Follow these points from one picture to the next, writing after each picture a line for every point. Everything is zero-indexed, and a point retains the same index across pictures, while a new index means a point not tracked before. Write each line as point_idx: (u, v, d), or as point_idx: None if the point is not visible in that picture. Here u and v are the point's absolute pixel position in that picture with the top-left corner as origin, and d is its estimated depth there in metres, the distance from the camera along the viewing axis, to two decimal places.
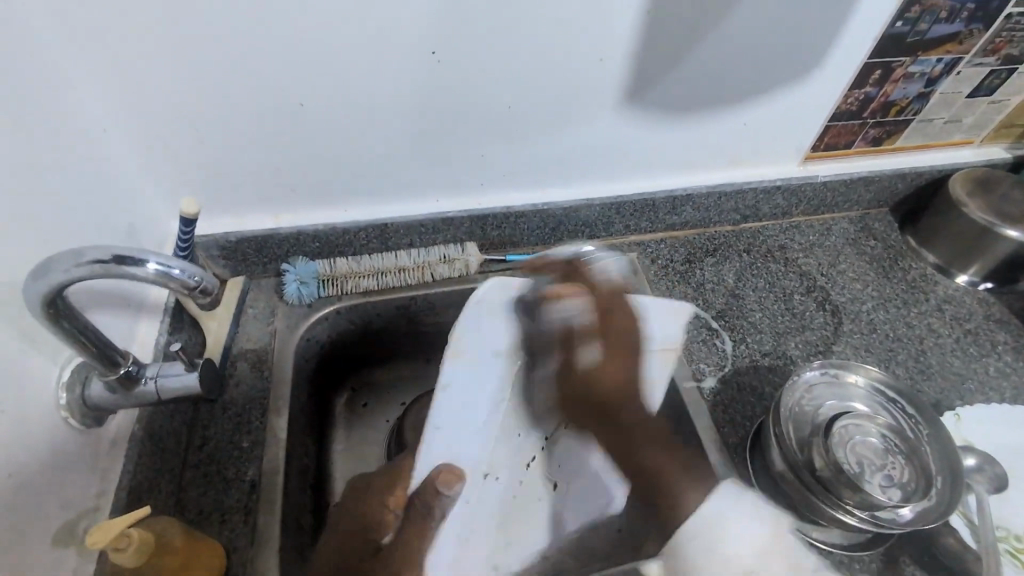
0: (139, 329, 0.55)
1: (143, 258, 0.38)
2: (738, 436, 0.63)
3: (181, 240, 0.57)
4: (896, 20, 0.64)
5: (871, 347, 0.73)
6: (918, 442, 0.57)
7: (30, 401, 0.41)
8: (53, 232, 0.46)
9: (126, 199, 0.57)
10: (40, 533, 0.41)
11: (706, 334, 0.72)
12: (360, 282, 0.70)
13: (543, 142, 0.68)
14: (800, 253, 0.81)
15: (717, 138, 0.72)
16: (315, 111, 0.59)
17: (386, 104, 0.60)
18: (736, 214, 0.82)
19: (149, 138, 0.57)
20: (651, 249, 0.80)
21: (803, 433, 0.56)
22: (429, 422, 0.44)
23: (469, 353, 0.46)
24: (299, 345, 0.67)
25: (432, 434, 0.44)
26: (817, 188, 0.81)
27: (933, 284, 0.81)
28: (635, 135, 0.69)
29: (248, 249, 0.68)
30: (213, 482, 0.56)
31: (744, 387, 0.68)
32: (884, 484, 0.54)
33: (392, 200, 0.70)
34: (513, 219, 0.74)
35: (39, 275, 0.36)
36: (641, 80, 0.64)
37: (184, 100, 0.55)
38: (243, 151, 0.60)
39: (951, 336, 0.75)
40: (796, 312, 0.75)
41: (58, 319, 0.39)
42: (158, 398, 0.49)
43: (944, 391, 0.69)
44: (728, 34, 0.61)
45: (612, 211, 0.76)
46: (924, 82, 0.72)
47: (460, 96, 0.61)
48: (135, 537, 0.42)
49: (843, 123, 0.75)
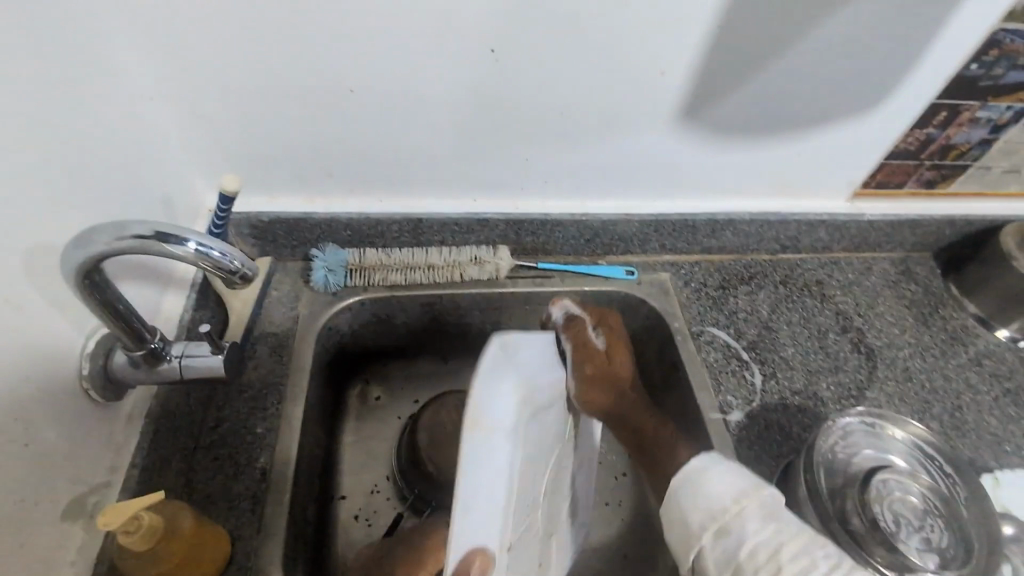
0: (166, 303, 0.55)
1: (185, 237, 0.36)
2: (762, 475, 0.61)
3: (217, 218, 0.55)
4: (971, 63, 0.62)
5: (905, 396, 0.70)
6: (957, 506, 0.55)
7: (53, 370, 0.40)
8: (89, 197, 0.45)
9: (164, 171, 0.56)
10: (46, 505, 0.40)
11: (735, 365, 0.70)
12: (389, 275, 0.68)
13: (592, 151, 0.66)
14: (838, 291, 0.79)
15: (768, 166, 0.70)
16: (363, 95, 0.57)
17: (434, 98, 0.58)
18: (776, 244, 0.79)
19: (187, 108, 0.56)
20: (685, 271, 0.78)
21: (835, 482, 0.55)
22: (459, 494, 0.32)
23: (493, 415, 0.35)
24: (321, 333, 0.66)
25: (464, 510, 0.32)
26: (862, 227, 0.79)
27: (973, 337, 0.78)
28: (685, 154, 0.67)
29: (279, 231, 0.66)
30: (223, 466, 0.55)
31: (772, 425, 0.65)
32: (921, 548, 0.51)
33: (429, 195, 0.68)
34: (549, 227, 0.72)
35: (84, 242, 0.35)
36: (698, 96, 0.61)
37: (231, 74, 0.54)
38: (287, 132, 0.59)
39: (990, 395, 0.72)
40: (830, 351, 0.73)
41: (91, 289, 0.38)
42: (181, 376, 0.48)
43: (978, 449, 0.67)
44: (797, 62, 0.59)
45: (651, 229, 0.74)
46: (990, 128, 0.70)
47: (514, 98, 0.59)
48: (145, 521, 0.40)
49: (898, 162, 0.72)
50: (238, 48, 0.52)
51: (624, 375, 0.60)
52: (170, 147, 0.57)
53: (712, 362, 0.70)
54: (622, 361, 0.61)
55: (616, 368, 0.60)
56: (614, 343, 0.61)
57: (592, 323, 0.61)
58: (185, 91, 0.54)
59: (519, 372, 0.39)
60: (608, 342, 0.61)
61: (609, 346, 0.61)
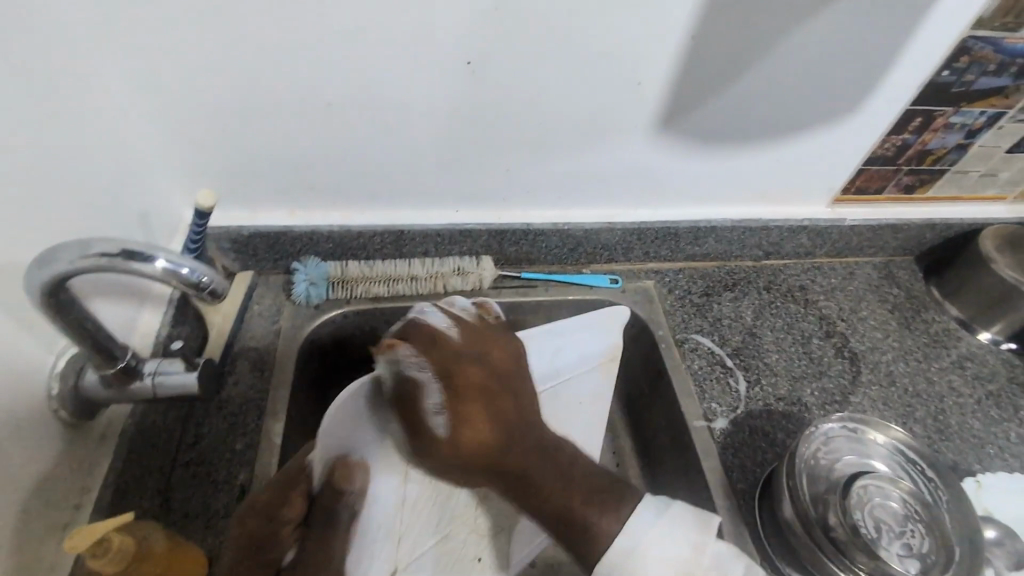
0: (142, 319, 0.54)
1: (153, 254, 0.36)
2: (747, 482, 0.61)
3: (193, 233, 0.54)
4: (943, 69, 0.63)
5: (889, 401, 0.70)
6: (938, 510, 0.55)
7: (24, 390, 0.40)
8: (61, 214, 0.45)
9: (141, 187, 0.56)
10: (14, 528, 0.39)
11: (720, 372, 0.70)
12: (372, 288, 0.68)
13: (573, 161, 0.66)
14: (820, 296, 0.79)
15: (747, 173, 0.71)
16: (341, 109, 0.57)
17: (411, 111, 0.58)
18: (759, 250, 0.80)
19: (164, 124, 0.56)
20: (669, 279, 0.78)
21: (817, 488, 0.55)
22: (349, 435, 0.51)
23: None
24: (303, 346, 0.65)
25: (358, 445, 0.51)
26: (843, 232, 0.79)
27: (955, 339, 0.78)
28: (665, 162, 0.68)
29: (259, 245, 0.66)
30: (201, 485, 0.53)
31: (756, 431, 0.65)
32: (903, 553, 0.51)
33: (410, 207, 0.68)
34: (532, 237, 0.72)
35: (45, 263, 0.34)
36: (675, 106, 0.62)
37: (207, 90, 0.54)
38: (265, 146, 0.59)
39: (973, 397, 0.72)
40: (813, 356, 0.73)
41: (59, 308, 0.37)
42: (154, 395, 0.47)
43: (962, 453, 0.67)
44: (772, 70, 0.60)
45: (634, 238, 0.74)
46: (965, 133, 0.71)
47: (491, 110, 0.60)
48: (114, 544, 0.39)
49: (876, 168, 0.73)
50: (214, 63, 0.52)
51: (479, 454, 0.47)
52: (147, 163, 0.56)
53: (696, 369, 0.70)
54: (478, 427, 0.47)
55: (463, 448, 0.47)
56: (468, 407, 0.47)
57: (433, 384, 0.47)
58: (160, 106, 0.54)
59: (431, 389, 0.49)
60: (454, 410, 0.47)
61: (456, 421, 0.47)
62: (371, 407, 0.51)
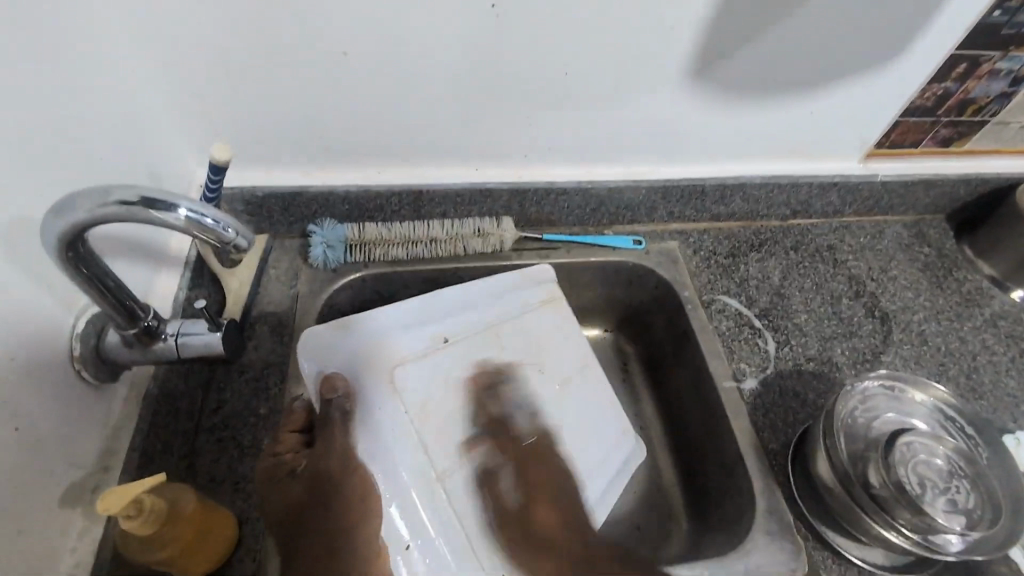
0: (159, 281, 0.53)
1: (175, 202, 0.34)
2: (779, 443, 0.60)
3: (209, 188, 0.51)
4: (994, 9, 0.59)
5: (921, 359, 0.69)
6: (982, 466, 0.54)
7: (44, 350, 0.38)
8: (73, 168, 0.43)
9: (151, 143, 0.53)
10: (43, 490, 0.38)
11: (748, 333, 0.68)
12: (390, 250, 0.66)
13: (599, 113, 0.63)
14: (850, 255, 0.77)
15: (780, 127, 0.68)
16: (356, 59, 0.54)
17: (433, 61, 0.55)
18: (786, 209, 0.77)
19: (172, 74, 0.52)
20: (694, 240, 0.76)
21: (856, 447, 0.54)
22: (305, 342, 0.50)
23: (365, 334, 0.51)
24: (322, 311, 0.64)
25: (339, 358, 0.49)
26: (875, 189, 0.76)
27: (989, 298, 0.76)
28: (697, 114, 0.65)
29: (274, 206, 0.64)
30: (227, 448, 0.53)
31: (786, 391, 0.64)
32: (947, 510, 0.50)
33: (430, 166, 0.65)
34: (554, 195, 0.69)
35: (63, 211, 0.32)
36: (709, 50, 0.59)
37: (216, 38, 0.51)
38: (279, 101, 0.56)
39: (1007, 355, 0.71)
40: (843, 316, 0.71)
41: (77, 262, 0.35)
42: (178, 356, 0.46)
43: (996, 411, 0.66)
44: (813, 12, 0.56)
45: (659, 195, 0.72)
46: (1010, 80, 0.68)
47: (517, 59, 0.57)
48: (146, 505, 0.38)
49: (914, 120, 0.70)
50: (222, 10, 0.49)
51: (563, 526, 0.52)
52: (156, 117, 0.54)
53: (723, 330, 0.68)
54: (541, 498, 0.52)
55: (541, 522, 0.51)
56: (530, 479, 0.52)
57: (504, 475, 0.51)
58: (168, 57, 0.51)
59: (381, 337, 0.50)
60: (519, 481, 0.52)
61: (524, 492, 0.52)
62: (349, 341, 0.50)
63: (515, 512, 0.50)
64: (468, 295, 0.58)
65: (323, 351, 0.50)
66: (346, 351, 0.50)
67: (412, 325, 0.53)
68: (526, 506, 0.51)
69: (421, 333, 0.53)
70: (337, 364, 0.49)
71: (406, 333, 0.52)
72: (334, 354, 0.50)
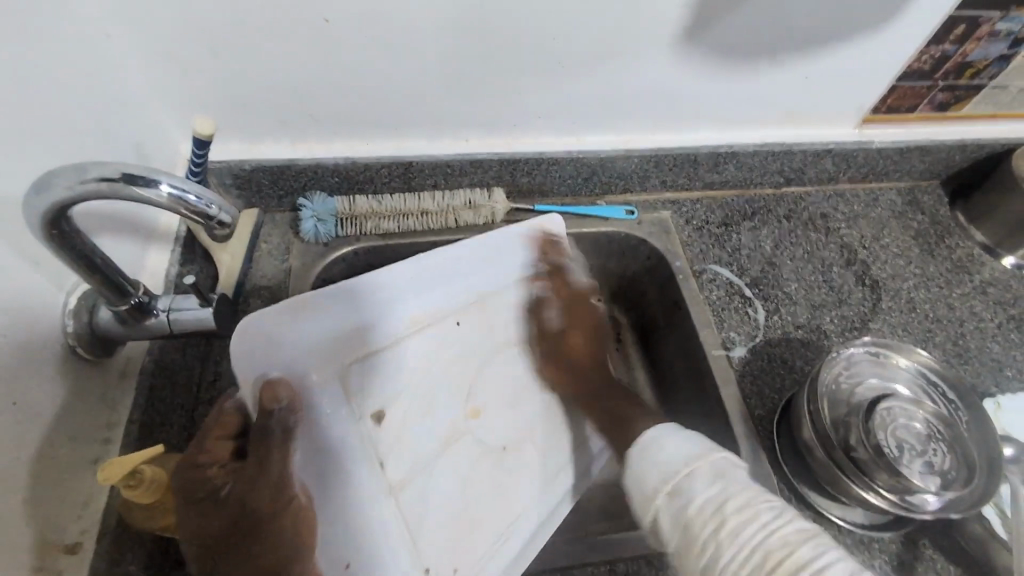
0: (149, 257, 0.53)
1: (157, 178, 0.34)
2: (765, 409, 0.61)
3: (195, 163, 0.51)
4: None
5: (909, 326, 0.70)
6: (960, 431, 0.55)
7: (37, 327, 0.39)
8: (57, 144, 0.42)
9: (135, 117, 0.52)
10: (45, 463, 0.39)
11: (738, 302, 0.69)
12: (382, 224, 0.66)
13: (589, 81, 0.62)
14: (843, 223, 0.77)
15: (774, 93, 0.67)
16: (340, 28, 0.53)
17: (419, 30, 0.54)
18: (780, 177, 0.77)
19: (153, 45, 0.51)
20: (686, 210, 0.75)
21: (838, 412, 0.55)
22: (244, 324, 0.40)
23: (327, 316, 0.44)
24: (315, 285, 0.64)
25: (291, 345, 0.42)
26: (869, 156, 0.76)
27: (980, 265, 0.76)
28: (690, 80, 0.64)
29: (263, 179, 0.63)
30: None
31: (775, 359, 0.65)
32: (924, 471, 0.52)
33: (420, 137, 0.65)
34: (545, 166, 0.69)
35: (43, 189, 0.32)
36: (702, 14, 0.57)
37: (196, 7, 0.49)
38: (263, 73, 0.55)
39: (994, 321, 0.72)
40: (833, 284, 0.72)
41: (62, 239, 0.35)
42: (170, 331, 0.47)
43: (980, 376, 0.67)
44: None
45: (651, 164, 0.71)
46: (1009, 42, 0.66)
47: (506, 26, 0.55)
48: (148, 475, 0.40)
49: (910, 84, 0.69)
50: None
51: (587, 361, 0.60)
52: (138, 89, 0.53)
53: (714, 299, 0.69)
54: (571, 335, 0.60)
55: (576, 342, 0.60)
56: (572, 314, 0.60)
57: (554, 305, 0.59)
58: (147, 28, 0.50)
59: (348, 323, 0.45)
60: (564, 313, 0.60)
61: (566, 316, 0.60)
62: (308, 324, 0.43)
63: (565, 337, 0.60)
64: (438, 270, 0.51)
65: (268, 338, 0.41)
66: (294, 344, 0.42)
67: (388, 306, 0.47)
68: (559, 328, 0.60)
69: (398, 317, 0.48)
70: (287, 352, 0.41)
71: (378, 318, 0.46)
72: (284, 340, 0.42)
